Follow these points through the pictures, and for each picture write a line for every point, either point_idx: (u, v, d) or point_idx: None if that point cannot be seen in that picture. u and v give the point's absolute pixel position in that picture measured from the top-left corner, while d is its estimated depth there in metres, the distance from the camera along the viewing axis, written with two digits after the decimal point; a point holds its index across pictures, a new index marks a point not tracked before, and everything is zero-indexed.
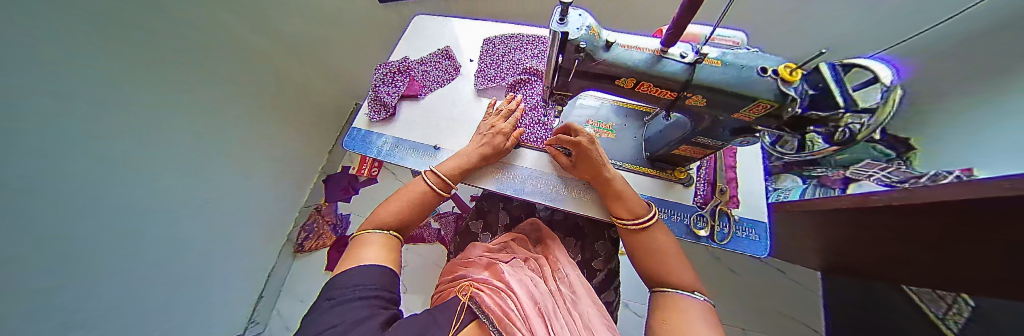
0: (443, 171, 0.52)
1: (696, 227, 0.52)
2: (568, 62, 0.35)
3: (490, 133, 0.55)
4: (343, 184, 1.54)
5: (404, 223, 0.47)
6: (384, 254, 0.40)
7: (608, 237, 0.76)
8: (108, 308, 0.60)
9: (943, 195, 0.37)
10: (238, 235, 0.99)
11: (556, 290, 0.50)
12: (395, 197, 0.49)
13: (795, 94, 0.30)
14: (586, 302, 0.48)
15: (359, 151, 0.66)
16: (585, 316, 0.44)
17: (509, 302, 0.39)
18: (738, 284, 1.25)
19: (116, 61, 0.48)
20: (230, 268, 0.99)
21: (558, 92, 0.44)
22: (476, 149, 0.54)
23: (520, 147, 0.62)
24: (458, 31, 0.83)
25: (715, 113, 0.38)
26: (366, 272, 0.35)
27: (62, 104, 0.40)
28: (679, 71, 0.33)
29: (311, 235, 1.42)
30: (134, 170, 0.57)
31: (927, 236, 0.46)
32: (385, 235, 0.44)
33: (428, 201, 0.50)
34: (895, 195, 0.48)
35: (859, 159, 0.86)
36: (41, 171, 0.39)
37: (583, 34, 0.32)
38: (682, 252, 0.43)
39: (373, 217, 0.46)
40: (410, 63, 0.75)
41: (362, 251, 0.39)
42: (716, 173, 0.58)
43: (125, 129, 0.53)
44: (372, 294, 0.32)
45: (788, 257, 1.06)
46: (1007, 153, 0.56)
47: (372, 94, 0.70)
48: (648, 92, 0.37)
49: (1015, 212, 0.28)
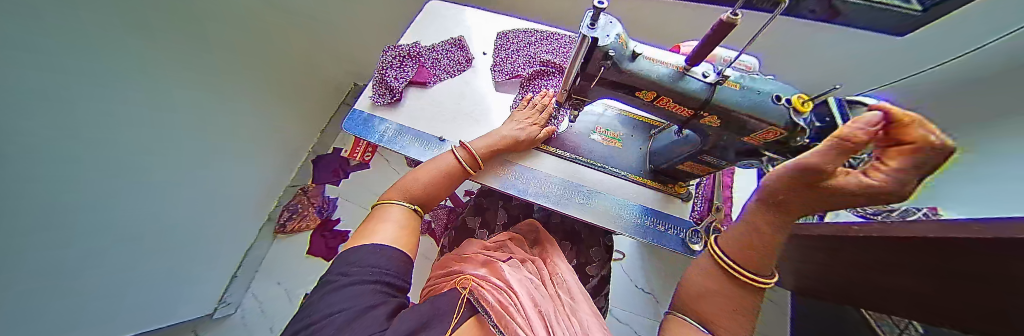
0: (476, 148, 0.52)
1: (691, 242, 0.53)
2: (593, 68, 0.36)
3: (528, 125, 0.57)
4: (334, 166, 1.50)
5: (429, 199, 0.47)
6: (401, 234, 0.39)
7: (603, 244, 0.77)
8: (77, 279, 0.55)
9: (921, 231, 0.39)
10: (212, 211, 0.92)
11: (555, 294, 0.50)
12: (417, 171, 0.48)
13: (806, 124, 0.30)
14: (585, 310, 0.49)
15: (359, 134, 0.63)
16: (582, 323, 0.45)
17: (509, 299, 0.39)
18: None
19: (94, 8, 0.43)
20: (204, 242, 0.94)
21: (575, 96, 0.44)
22: (510, 132, 0.55)
23: (542, 151, 0.62)
24: (473, 22, 0.81)
25: (724, 133, 0.39)
26: (384, 255, 0.33)
27: (46, 52, 0.37)
28: (700, 89, 0.34)
29: (295, 216, 1.38)
30: (104, 134, 0.52)
31: (904, 268, 0.47)
32: (407, 209, 0.43)
33: (455, 176, 0.50)
34: (874, 227, 0.50)
35: None
36: (15, 128, 0.35)
37: (612, 41, 0.32)
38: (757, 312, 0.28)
39: (400, 189, 0.46)
40: (420, 49, 0.73)
41: (384, 225, 0.39)
42: (714, 192, 0.60)
43: (106, 85, 0.49)
44: (382, 280, 0.31)
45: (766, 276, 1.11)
46: (976, 196, 0.62)
47: (377, 76, 0.68)
48: (666, 107, 0.38)
49: (1000, 260, 0.29)
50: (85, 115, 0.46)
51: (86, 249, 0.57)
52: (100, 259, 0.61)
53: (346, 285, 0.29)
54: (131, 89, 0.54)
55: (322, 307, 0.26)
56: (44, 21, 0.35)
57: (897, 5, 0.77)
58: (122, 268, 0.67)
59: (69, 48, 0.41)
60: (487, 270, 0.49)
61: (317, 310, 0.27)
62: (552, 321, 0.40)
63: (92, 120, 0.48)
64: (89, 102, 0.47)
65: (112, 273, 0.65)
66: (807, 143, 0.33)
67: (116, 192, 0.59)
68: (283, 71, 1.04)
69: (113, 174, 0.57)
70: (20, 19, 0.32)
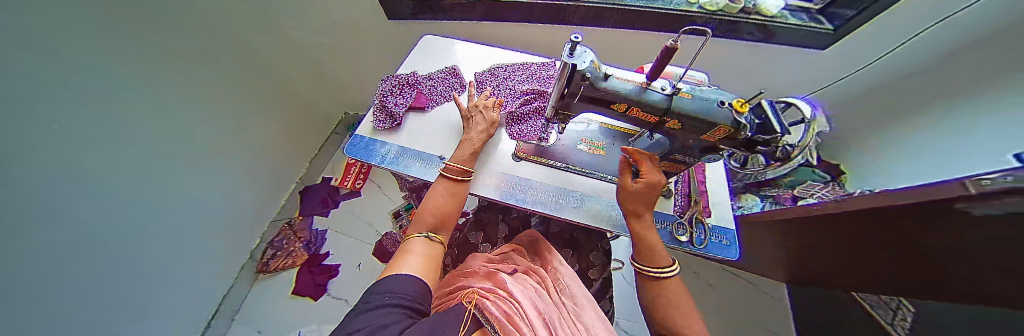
0: (456, 160, 0.56)
1: (677, 234, 0.59)
2: (575, 87, 0.42)
3: (475, 112, 0.63)
4: (322, 196, 1.48)
5: (442, 223, 0.51)
6: (422, 265, 0.43)
7: (601, 249, 0.80)
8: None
9: (880, 202, 0.52)
10: (175, 250, 0.84)
11: (559, 301, 0.52)
12: (427, 201, 0.53)
13: (744, 122, 0.39)
14: (591, 315, 0.50)
15: (361, 158, 0.66)
16: (588, 327, 0.46)
17: (513, 307, 0.42)
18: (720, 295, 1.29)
19: (58, 38, 0.43)
20: (182, 272, 0.90)
21: (561, 112, 0.51)
22: (477, 135, 0.60)
23: (521, 159, 0.67)
24: (462, 53, 0.90)
25: (689, 135, 0.46)
26: (404, 282, 0.37)
27: (38, 92, 0.41)
28: (661, 100, 0.42)
29: (280, 253, 1.31)
30: (66, 172, 0.50)
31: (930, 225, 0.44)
32: (427, 240, 0.48)
33: (461, 191, 0.56)
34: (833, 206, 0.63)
35: (795, 185, 1.05)
36: None
37: (588, 66, 0.40)
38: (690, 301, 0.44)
39: (418, 224, 0.50)
40: (418, 78, 0.80)
41: (405, 259, 0.43)
42: (691, 186, 0.67)
43: (67, 116, 0.48)
44: (401, 305, 0.33)
45: (758, 268, 1.15)
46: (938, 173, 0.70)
47: (378, 103, 0.73)
48: (637, 116, 0.46)
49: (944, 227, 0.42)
50: (41, 148, 0.44)
51: (38, 292, 0.51)
52: (49, 316, 0.54)
53: (371, 310, 0.32)
54: (91, 120, 0.52)
55: (349, 326, 0.29)
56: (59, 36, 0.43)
57: (818, 26, 0.92)
58: (70, 324, 0.59)
59: (39, 79, 0.41)
60: (491, 282, 0.51)
61: (346, 331, 0.29)
62: (554, 323, 0.42)
63: (48, 156, 0.46)
64: (113, 138, 0.59)
65: (65, 283, 0.57)
66: (749, 136, 0.41)
67: (73, 233, 0.55)
68: (266, 98, 1.11)
69: (68, 207, 0.52)
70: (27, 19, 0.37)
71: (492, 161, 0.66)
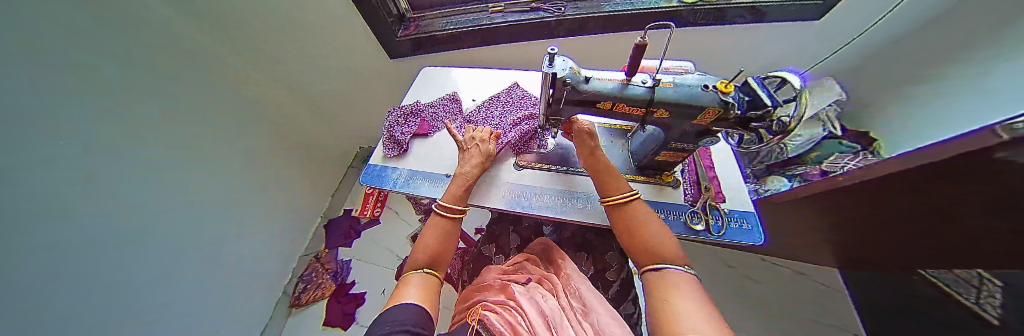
0: (449, 197, 0.58)
1: (692, 223, 0.57)
2: (559, 92, 0.45)
3: (474, 143, 0.65)
4: (345, 227, 1.56)
5: (438, 256, 0.51)
6: (421, 294, 0.42)
7: (616, 249, 0.80)
8: None
9: (903, 165, 0.48)
10: (195, 294, 0.88)
11: (567, 304, 0.51)
12: (424, 233, 0.54)
13: (732, 100, 0.40)
14: (600, 311, 0.50)
15: (375, 184, 0.71)
16: (597, 324, 0.47)
17: (520, 320, 0.42)
18: (766, 291, 1.15)
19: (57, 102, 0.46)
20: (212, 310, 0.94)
21: (552, 118, 0.54)
22: (470, 170, 0.61)
23: (523, 168, 0.69)
24: (459, 78, 0.97)
25: (680, 122, 0.47)
26: (405, 310, 0.37)
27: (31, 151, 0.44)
28: (643, 93, 0.43)
29: (310, 286, 1.38)
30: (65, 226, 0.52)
31: (976, 181, 0.38)
32: (425, 274, 0.47)
33: (453, 226, 0.57)
34: (856, 175, 0.59)
35: (831, 154, 0.96)
36: None
37: (567, 72, 0.43)
38: (662, 224, 0.47)
39: (413, 260, 0.49)
40: (420, 106, 0.86)
41: (404, 291, 0.43)
42: (699, 173, 0.66)
43: (67, 171, 0.50)
44: (409, 330, 0.33)
45: (802, 255, 1.04)
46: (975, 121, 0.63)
47: (386, 133, 0.79)
48: (623, 111, 0.47)
49: (985, 184, 0.37)
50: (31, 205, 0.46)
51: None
52: None
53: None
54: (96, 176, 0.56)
55: None
56: (83, 106, 0.51)
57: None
58: None
59: (28, 140, 0.43)
60: (502, 294, 0.52)
61: None
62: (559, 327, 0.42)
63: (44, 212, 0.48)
64: (135, 192, 0.65)
65: (67, 286, 0.55)
66: (740, 114, 0.42)
67: (78, 286, 0.57)
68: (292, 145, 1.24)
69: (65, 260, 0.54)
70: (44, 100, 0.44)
71: (495, 175, 0.69)
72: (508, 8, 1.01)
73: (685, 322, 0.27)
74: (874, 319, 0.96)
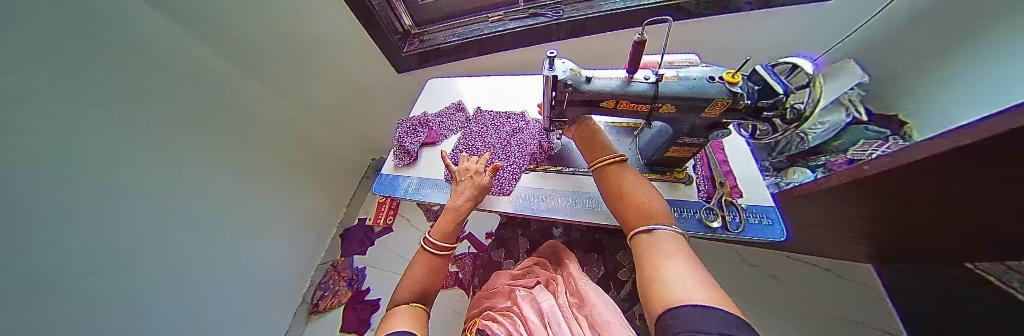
0: (435, 235, 0.58)
1: (708, 220, 0.55)
2: (561, 94, 0.46)
3: (468, 176, 0.64)
4: (359, 237, 1.59)
5: (425, 291, 0.53)
6: (410, 322, 0.44)
7: (627, 247, 0.79)
8: None
9: (935, 148, 0.43)
10: (226, 305, 0.93)
11: (563, 299, 0.48)
12: (413, 266, 0.56)
13: (740, 91, 0.39)
14: (595, 294, 0.46)
15: (387, 193, 0.73)
16: (592, 307, 0.43)
17: (519, 328, 0.41)
18: (797, 289, 1.07)
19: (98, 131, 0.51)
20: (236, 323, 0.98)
21: (557, 120, 0.54)
22: (457, 206, 0.60)
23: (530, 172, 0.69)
24: (463, 87, 1.00)
25: (688, 116, 0.46)
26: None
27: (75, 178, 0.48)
28: (647, 89, 0.43)
29: (328, 293, 1.40)
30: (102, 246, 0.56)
31: (1011, 162, 0.35)
32: (412, 308, 0.49)
33: (439, 262, 0.58)
34: (884, 162, 0.54)
35: (856, 141, 0.90)
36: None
37: (568, 74, 0.43)
38: (647, 185, 0.49)
39: (401, 294, 0.51)
40: (428, 117, 0.88)
41: (393, 320, 0.44)
42: (712, 168, 0.63)
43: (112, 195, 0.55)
44: None
45: (834, 249, 0.96)
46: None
47: (396, 143, 0.81)
48: (627, 108, 0.47)
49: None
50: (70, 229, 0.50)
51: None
52: None
53: None
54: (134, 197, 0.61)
55: None
56: (113, 132, 0.55)
57: None
58: None
59: (73, 168, 0.47)
60: (510, 301, 0.52)
61: None
62: (556, 317, 0.40)
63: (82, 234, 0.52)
64: (168, 210, 0.70)
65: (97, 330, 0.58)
66: (750, 103, 0.41)
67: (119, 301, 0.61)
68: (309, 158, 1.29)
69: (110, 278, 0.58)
70: (76, 125, 0.48)
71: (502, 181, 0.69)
72: (507, 16, 1.03)
73: (678, 289, 0.26)
74: (917, 317, 0.87)
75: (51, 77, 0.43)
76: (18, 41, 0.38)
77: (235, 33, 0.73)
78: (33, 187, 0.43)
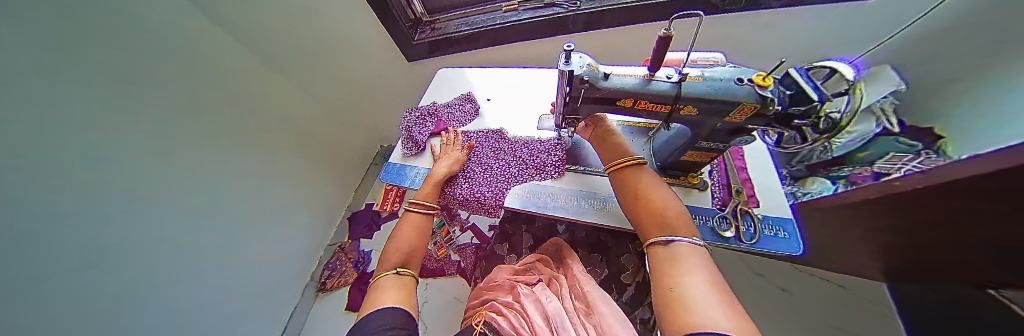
0: (420, 197, 0.62)
1: (720, 229, 0.53)
2: (575, 90, 0.44)
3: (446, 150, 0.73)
4: (366, 221, 1.63)
5: (409, 257, 0.54)
6: (397, 295, 0.44)
7: (633, 250, 0.78)
8: None
9: (969, 169, 0.41)
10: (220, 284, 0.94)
11: (569, 304, 0.47)
12: (399, 235, 0.57)
13: (772, 96, 0.37)
14: (601, 301, 0.46)
15: (394, 182, 0.74)
16: (600, 315, 0.42)
17: (523, 326, 0.41)
18: (806, 304, 1.03)
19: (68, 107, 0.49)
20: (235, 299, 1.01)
21: (569, 117, 0.52)
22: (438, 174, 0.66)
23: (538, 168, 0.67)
24: (474, 78, 0.98)
25: (710, 119, 0.43)
26: (389, 315, 0.38)
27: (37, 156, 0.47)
28: (668, 88, 0.41)
29: (334, 273, 1.46)
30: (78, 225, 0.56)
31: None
32: (397, 275, 0.50)
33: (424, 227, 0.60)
34: (920, 179, 0.50)
35: (885, 153, 0.84)
36: None
37: (585, 69, 0.41)
38: (668, 189, 0.47)
39: (388, 262, 0.52)
40: (438, 106, 0.87)
41: (380, 293, 0.45)
42: (729, 175, 0.61)
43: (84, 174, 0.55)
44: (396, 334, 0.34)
45: (848, 265, 0.92)
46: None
47: (404, 133, 0.80)
48: (645, 108, 0.45)
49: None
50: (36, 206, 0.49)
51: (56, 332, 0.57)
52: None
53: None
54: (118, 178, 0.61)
55: None
56: (94, 110, 0.53)
57: None
58: None
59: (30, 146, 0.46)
60: (512, 296, 0.51)
61: None
62: (562, 320, 0.40)
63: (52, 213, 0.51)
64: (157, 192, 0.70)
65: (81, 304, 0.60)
66: (780, 110, 0.38)
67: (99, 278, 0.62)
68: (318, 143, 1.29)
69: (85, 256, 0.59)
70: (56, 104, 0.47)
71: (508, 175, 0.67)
72: (522, 5, 1.00)
73: (698, 312, 0.25)
74: None
75: (37, 57, 0.43)
76: (11, 24, 0.38)
77: (230, 22, 0.72)
78: (14, 169, 0.44)
